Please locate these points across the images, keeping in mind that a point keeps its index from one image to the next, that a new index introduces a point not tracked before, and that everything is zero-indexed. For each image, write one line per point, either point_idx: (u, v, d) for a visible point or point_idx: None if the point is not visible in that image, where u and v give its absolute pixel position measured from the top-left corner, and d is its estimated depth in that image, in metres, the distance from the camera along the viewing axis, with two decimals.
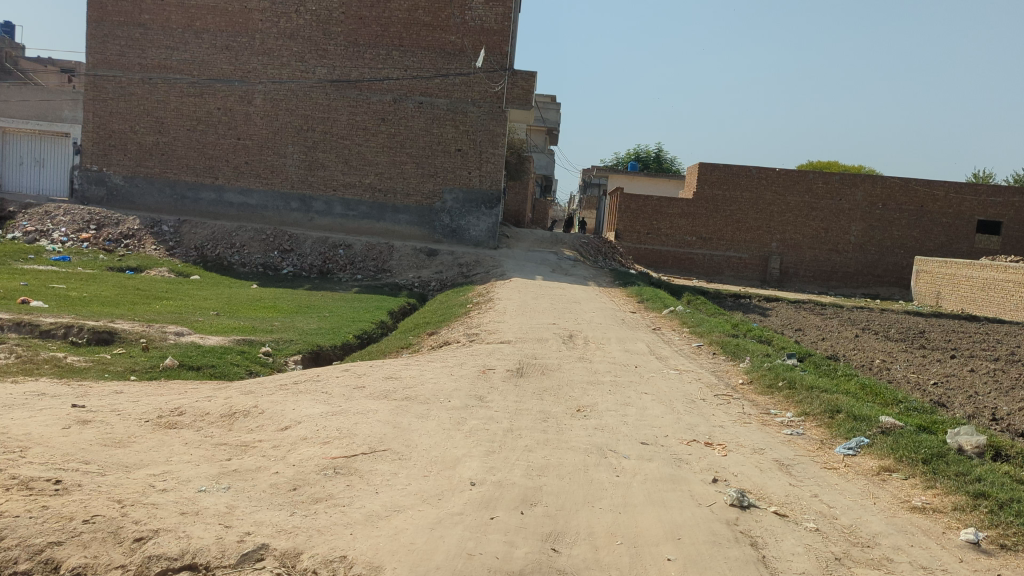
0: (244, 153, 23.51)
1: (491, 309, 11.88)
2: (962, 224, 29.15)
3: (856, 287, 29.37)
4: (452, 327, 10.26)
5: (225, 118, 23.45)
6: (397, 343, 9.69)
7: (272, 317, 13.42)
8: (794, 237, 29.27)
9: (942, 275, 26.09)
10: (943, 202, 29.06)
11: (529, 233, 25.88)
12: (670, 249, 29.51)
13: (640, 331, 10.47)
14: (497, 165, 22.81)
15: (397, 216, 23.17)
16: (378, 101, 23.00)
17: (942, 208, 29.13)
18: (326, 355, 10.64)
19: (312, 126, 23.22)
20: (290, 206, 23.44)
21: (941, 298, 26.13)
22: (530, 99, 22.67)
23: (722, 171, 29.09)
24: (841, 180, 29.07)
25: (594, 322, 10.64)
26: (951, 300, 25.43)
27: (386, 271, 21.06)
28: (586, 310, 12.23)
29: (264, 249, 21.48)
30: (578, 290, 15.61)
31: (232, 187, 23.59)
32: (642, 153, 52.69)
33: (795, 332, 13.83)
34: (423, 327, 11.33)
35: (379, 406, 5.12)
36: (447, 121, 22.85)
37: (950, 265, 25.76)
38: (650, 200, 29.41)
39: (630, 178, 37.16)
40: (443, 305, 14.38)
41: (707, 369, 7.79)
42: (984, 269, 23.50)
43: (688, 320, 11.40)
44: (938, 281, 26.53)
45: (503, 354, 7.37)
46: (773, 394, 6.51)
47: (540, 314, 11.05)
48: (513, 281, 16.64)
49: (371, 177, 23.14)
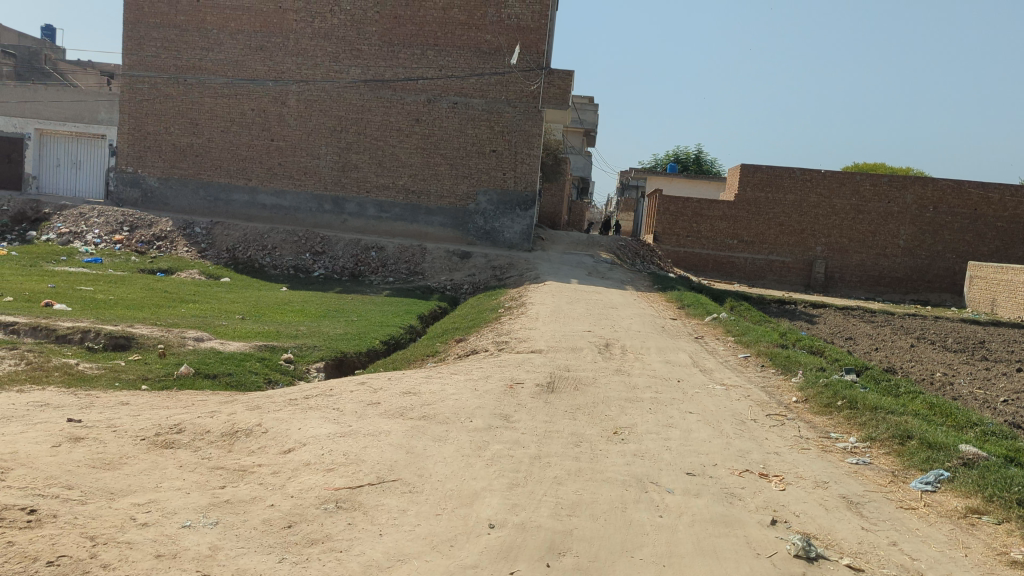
0: (278, 154, 23.27)
1: (524, 314, 11.33)
2: (1017, 229, 27.97)
3: (905, 293, 28.34)
4: (482, 334, 9.73)
5: (259, 119, 23.24)
6: (423, 351, 9.18)
7: (298, 321, 13.04)
8: (840, 240, 28.30)
9: (997, 281, 24.98)
10: (998, 205, 27.90)
11: (565, 236, 25.30)
12: (711, 252, 28.73)
13: (682, 340, 9.84)
14: (533, 167, 22.29)
15: (430, 218, 22.76)
16: (413, 101, 22.61)
17: (996, 212, 27.98)
18: (350, 362, 10.20)
19: (346, 127, 22.90)
20: (324, 208, 23.16)
21: (996, 305, 25.01)
22: (567, 98, 22.10)
23: (765, 173, 28.22)
24: (890, 182, 28.05)
25: (632, 330, 10.04)
26: (1008, 307, 24.32)
27: (418, 274, 20.65)
28: (624, 316, 11.62)
29: (295, 251, 21.21)
30: (616, 295, 15.00)
31: (265, 189, 23.38)
32: (681, 156, 51.82)
33: (846, 341, 13.09)
34: (452, 333, 10.84)
35: (393, 427, 4.61)
36: (482, 121, 22.38)
37: (1006, 271, 24.67)
38: (690, 202, 28.64)
39: (669, 180, 36.39)
40: (474, 310, 13.86)
41: (756, 384, 7.18)
42: None
43: (733, 328, 10.77)
44: (992, 287, 25.43)
45: (533, 366, 6.82)
46: (831, 415, 5.90)
47: (575, 320, 10.48)
48: (549, 285, 16.08)
49: (405, 178, 22.76)
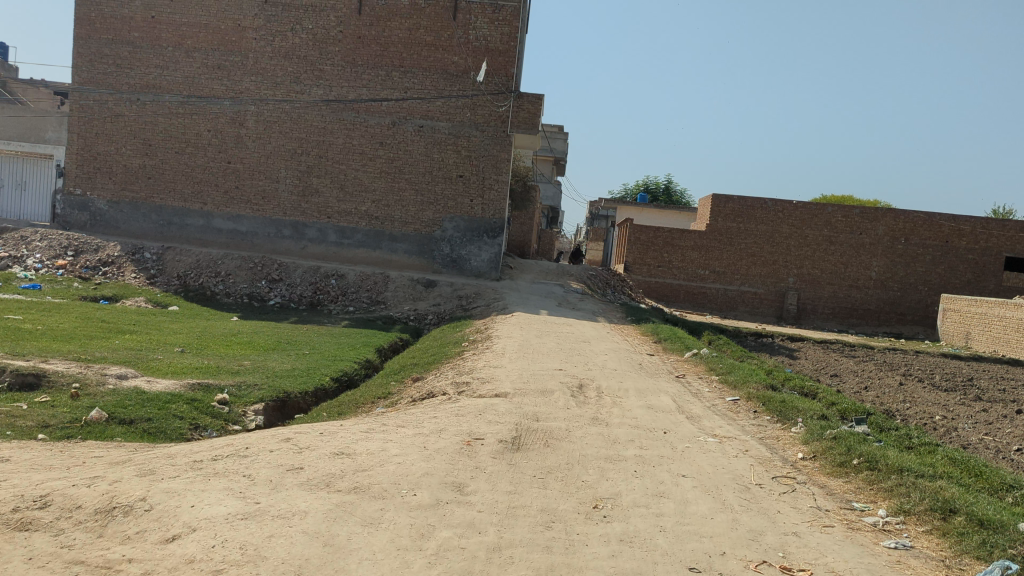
0: (235, 177, 22.18)
1: (488, 350, 10.35)
2: (988, 261, 27.64)
3: (877, 325, 27.80)
4: (440, 373, 8.74)
5: (215, 141, 22.16)
6: (375, 393, 8.11)
7: (244, 355, 11.94)
8: (812, 272, 27.75)
9: (971, 314, 24.51)
10: (969, 237, 27.58)
11: (534, 265, 24.43)
12: (682, 283, 28.01)
13: (661, 379, 8.92)
14: (502, 193, 21.46)
15: (394, 245, 21.78)
16: (377, 124, 21.69)
17: (967, 244, 27.64)
18: (294, 403, 9.12)
19: (306, 150, 21.91)
20: (282, 233, 22.07)
21: (970, 338, 24.52)
22: (536, 123, 21.35)
23: (737, 203, 27.64)
24: (862, 213, 27.61)
25: (606, 368, 9.12)
26: (982, 340, 23.82)
27: (381, 303, 19.64)
28: (597, 352, 10.68)
29: (250, 278, 20.10)
30: (589, 328, 14.10)
31: (221, 213, 22.25)
32: (650, 186, 51.45)
33: (832, 378, 12.30)
34: (409, 370, 9.82)
35: (316, 504, 3.61)
36: (449, 145, 21.53)
37: (979, 303, 24.19)
38: (662, 231, 27.93)
39: (639, 209, 35.76)
40: (435, 343, 12.85)
41: (751, 435, 6.27)
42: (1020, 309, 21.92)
43: (716, 366, 9.91)
44: (966, 320, 24.94)
45: (496, 414, 5.83)
46: (849, 477, 5.02)
47: (544, 357, 9.52)
48: (516, 316, 15.16)
49: (368, 203, 21.78)
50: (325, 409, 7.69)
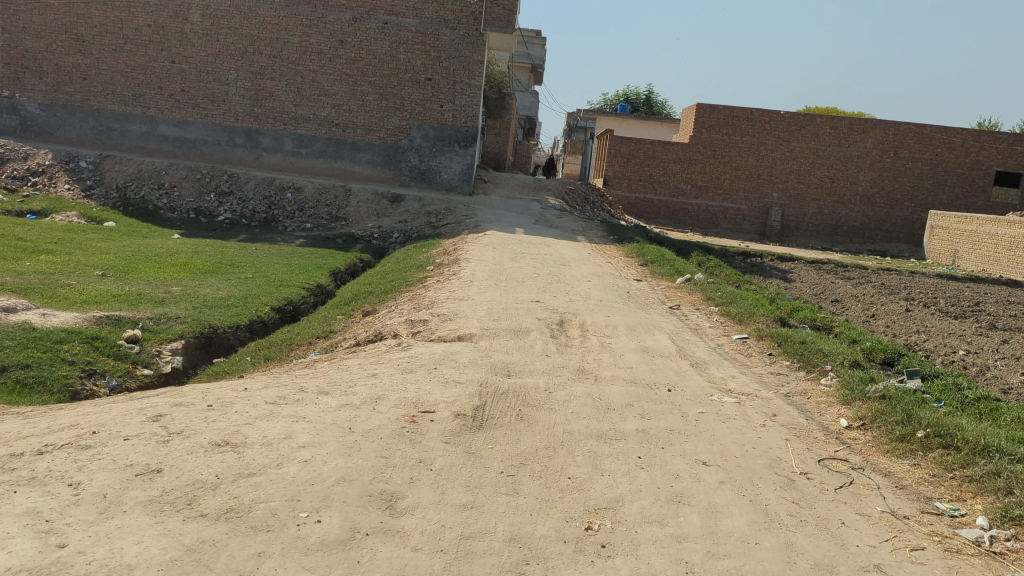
0: (180, 78, 20.20)
1: (454, 276, 8.99)
2: (978, 175, 26.38)
3: (861, 243, 26.73)
4: (395, 305, 7.42)
5: (157, 37, 20.10)
6: (314, 332, 6.76)
7: (177, 279, 10.49)
8: (798, 186, 26.46)
9: (959, 231, 23.42)
10: (960, 150, 26.25)
11: (508, 179, 22.90)
12: (663, 198, 26.66)
13: (654, 313, 7.62)
14: (474, 98, 19.75)
15: (356, 155, 20.10)
16: (337, 20, 19.72)
17: (958, 157, 26.33)
18: (222, 339, 7.76)
19: (259, 48, 19.94)
20: (235, 141, 20.29)
21: (957, 257, 23.50)
22: (511, 20, 19.49)
23: (721, 113, 26.09)
24: (850, 125, 26.18)
25: (590, 299, 7.84)
26: (970, 259, 22.79)
27: (341, 220, 18.14)
28: (579, 279, 9.35)
29: (198, 192, 18.44)
30: (569, 249, 12.74)
31: (166, 119, 20.36)
32: (631, 96, 49.42)
33: (835, 305, 11.13)
34: (359, 301, 8.45)
35: (154, 550, 2.33)
36: (415, 45, 19.68)
37: (969, 220, 23.03)
38: (643, 143, 26.40)
39: (619, 120, 34.03)
40: (395, 266, 11.47)
41: (774, 392, 5.00)
42: (1011, 226, 20.82)
43: (715, 294, 8.65)
44: (954, 237, 23.84)
45: (455, 371, 4.51)
46: (918, 460, 3.75)
47: (520, 286, 8.18)
48: (489, 235, 13.78)
49: (328, 109, 19.98)
50: (249, 352, 6.34)
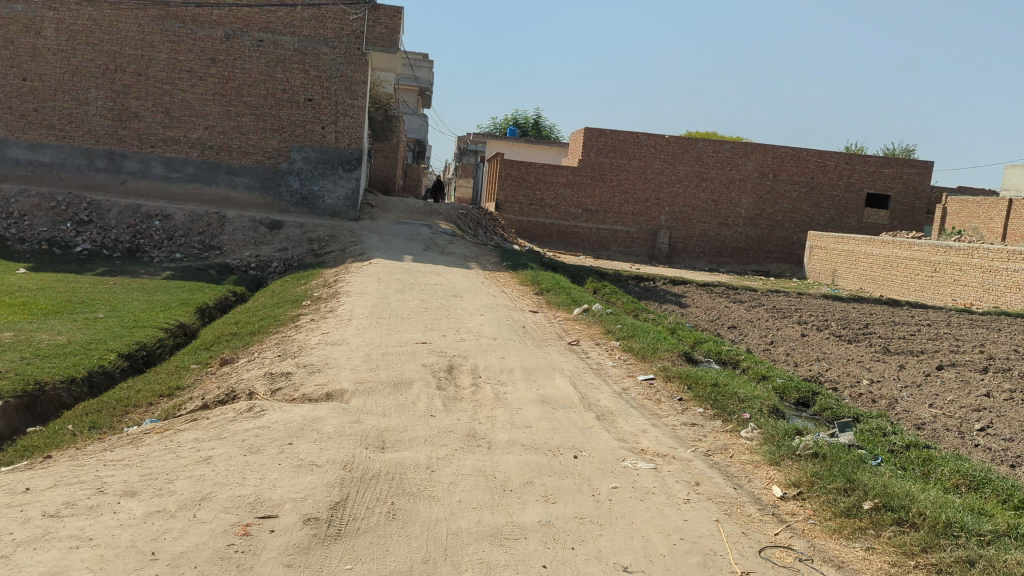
0: (33, 97, 18.45)
1: (330, 314, 8.08)
2: (851, 197, 27.17)
3: (746, 264, 27.10)
4: (260, 352, 6.49)
5: (5, 52, 18.34)
6: (158, 390, 5.73)
7: (10, 322, 9.12)
8: (684, 209, 26.64)
9: (837, 251, 23.96)
10: (834, 173, 26.98)
11: (397, 203, 22.01)
12: (554, 222, 26.33)
13: (551, 351, 6.94)
14: (357, 120, 18.85)
15: (232, 179, 18.81)
16: (207, 36, 18.46)
17: (833, 180, 27.06)
18: (52, 396, 6.55)
19: (121, 66, 18.43)
20: (95, 165, 18.64)
21: (835, 276, 24.01)
22: (394, 40, 18.72)
23: (609, 137, 26.02)
24: (732, 149, 26.57)
25: (480, 336, 7.12)
26: (848, 278, 23.32)
27: (215, 249, 16.85)
28: (470, 313, 8.60)
29: (52, 221, 16.77)
30: (458, 278, 11.99)
31: (17, 141, 18.56)
32: (519, 121, 49.40)
33: (732, 332, 10.75)
34: (221, 347, 7.40)
35: None
36: (294, 64, 18.64)
37: (845, 240, 23.57)
38: (533, 167, 26.04)
39: (508, 144, 33.68)
40: (269, 302, 10.44)
41: (692, 449, 4.39)
42: (885, 245, 21.35)
43: (616, 327, 8.06)
44: (832, 257, 24.38)
45: (314, 446, 3.69)
46: (871, 541, 3.18)
47: (404, 324, 7.37)
48: (373, 264, 12.89)
49: (200, 130, 18.64)
50: (72, 420, 5.23)
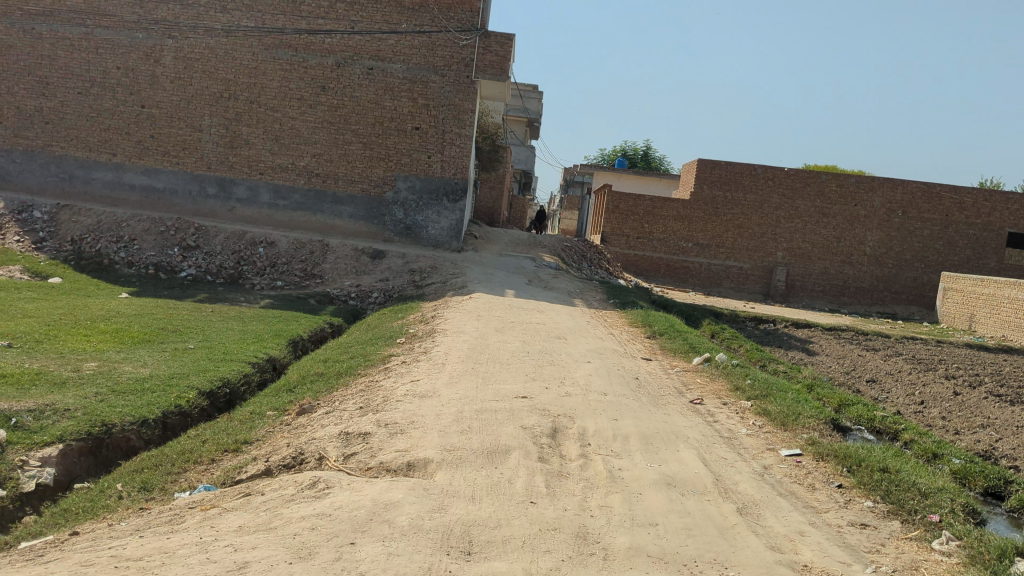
0: (150, 124, 18.77)
1: (424, 356, 7.33)
2: (991, 237, 24.92)
3: (870, 305, 25.16)
4: (342, 401, 5.77)
5: (126, 80, 18.74)
6: (223, 443, 5.06)
7: (98, 351, 8.79)
8: (803, 245, 25.01)
9: (975, 295, 21.88)
10: (972, 211, 24.83)
11: (501, 234, 21.38)
12: (662, 255, 25.15)
13: (672, 411, 5.96)
14: (464, 149, 18.36)
15: (337, 208, 18.59)
16: (318, 64, 18.41)
17: (970, 218, 24.90)
18: (119, 438, 6.03)
19: (234, 94, 18.57)
20: (206, 192, 18.78)
21: (973, 322, 21.89)
22: (504, 68, 18.20)
23: (724, 169, 24.75)
24: (858, 183, 24.82)
25: (591, 390, 6.22)
26: (988, 324, 21.21)
27: (316, 277, 16.57)
28: (576, 359, 7.71)
29: (160, 246, 16.89)
30: (563, 317, 11.10)
31: (134, 166, 18.88)
32: (628, 152, 48.41)
33: (873, 388, 9.46)
34: (303, 390, 6.75)
35: None
36: (402, 92, 18.34)
37: (985, 284, 21.48)
38: (642, 199, 25.01)
39: (617, 175, 32.74)
40: (361, 336, 9.82)
41: (872, 567, 3.40)
42: None
43: (746, 382, 7.01)
44: (969, 301, 22.26)
45: (385, 553, 2.91)
46: None
47: (503, 373, 6.53)
48: (475, 298, 12.18)
49: (308, 158, 18.54)
50: (123, 478, 4.58)
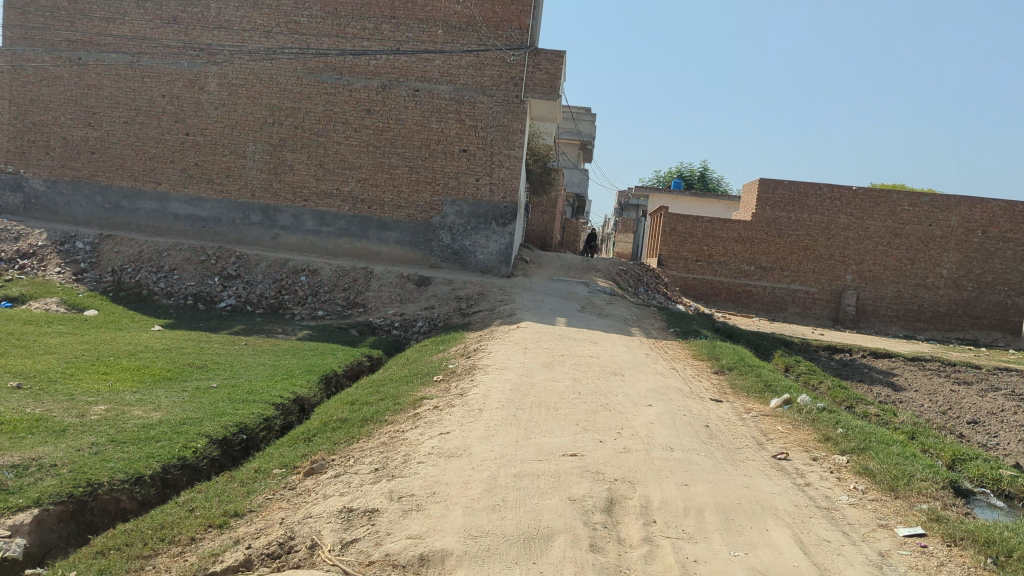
0: (194, 152, 18.42)
1: (460, 400, 6.42)
2: None
3: (948, 331, 23.51)
4: (359, 460, 4.88)
5: (171, 108, 18.44)
6: (207, 515, 4.20)
7: (114, 391, 8.10)
8: (873, 268, 23.53)
9: None
10: None
11: (553, 259, 20.46)
12: (723, 280, 23.92)
13: (752, 472, 4.93)
14: (514, 171, 17.54)
15: (383, 234, 17.91)
16: (363, 87, 17.84)
17: None
18: (107, 499, 5.22)
19: (278, 119, 18.10)
20: (250, 220, 18.30)
21: None
22: (555, 86, 17.36)
23: (788, 188, 23.48)
24: (932, 201, 23.27)
25: (658, 444, 5.22)
26: None
27: (360, 306, 15.86)
28: (636, 402, 6.71)
29: (201, 276, 16.44)
30: (620, 349, 10.08)
31: (178, 195, 18.53)
32: (684, 174, 47.13)
33: (977, 432, 8.23)
34: (320, 442, 5.88)
35: None
36: (449, 113, 17.65)
37: None
38: (701, 221, 23.86)
39: (674, 197, 31.60)
40: (397, 373, 8.97)
41: None
42: None
43: (838, 432, 5.94)
44: None
45: None
46: None
47: (549, 422, 5.57)
48: (524, 329, 11.26)
49: (353, 183, 17.93)
50: (78, 566, 3.75)
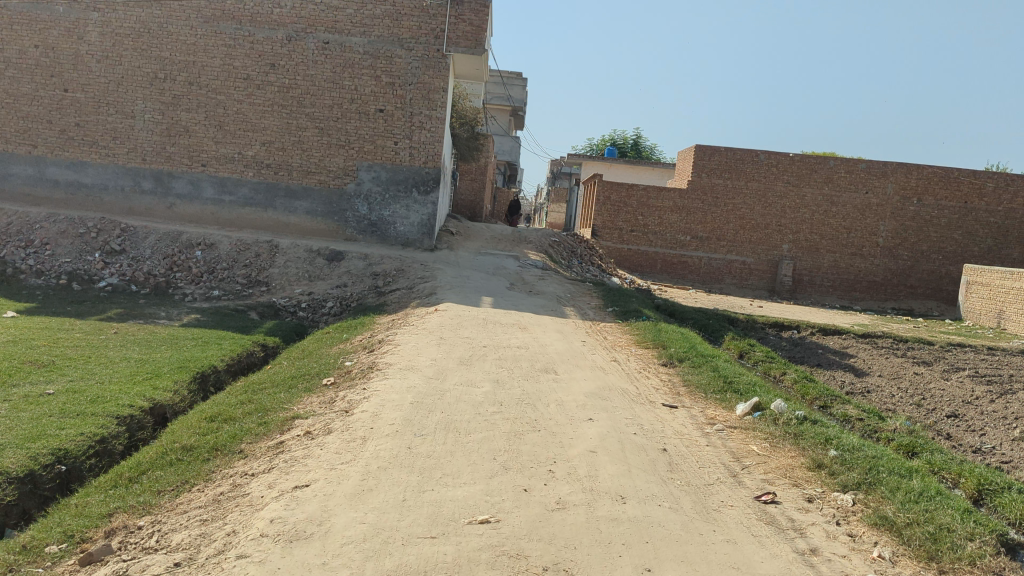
0: (74, 110, 16.16)
1: (341, 421, 4.84)
2: (1012, 226, 22.53)
3: (884, 301, 22.83)
4: (169, 536, 3.29)
5: (47, 60, 16.13)
6: None
7: None
8: (810, 237, 22.64)
9: (1000, 289, 19.38)
10: (992, 197, 22.38)
11: (482, 230, 18.92)
12: (659, 251, 22.74)
13: (737, 532, 3.51)
14: (436, 134, 15.87)
15: (291, 203, 16.07)
16: (266, 38, 15.85)
17: (990, 204, 22.48)
18: None
19: (171, 74, 15.98)
20: (141, 187, 16.21)
21: (1001, 320, 19.24)
22: (481, 40, 15.67)
23: (726, 155, 22.33)
24: (869, 167, 22.40)
25: (605, 491, 3.77)
26: (1015, 324, 18.54)
27: (262, 284, 14.07)
28: (573, 415, 5.24)
29: (78, 251, 14.38)
30: (552, 337, 8.62)
31: (57, 159, 16.28)
32: (618, 142, 45.96)
33: (954, 430, 7.04)
34: (141, 488, 4.24)
35: None
36: (363, 68, 15.83)
37: (1012, 277, 18.78)
38: (636, 188, 22.57)
39: (607, 165, 30.30)
40: (283, 372, 7.33)
41: None
42: None
43: (832, 455, 4.60)
44: (995, 296, 19.71)
45: None
46: None
47: (457, 459, 4.06)
48: (442, 312, 9.73)
49: (257, 147, 16.00)
50: None
